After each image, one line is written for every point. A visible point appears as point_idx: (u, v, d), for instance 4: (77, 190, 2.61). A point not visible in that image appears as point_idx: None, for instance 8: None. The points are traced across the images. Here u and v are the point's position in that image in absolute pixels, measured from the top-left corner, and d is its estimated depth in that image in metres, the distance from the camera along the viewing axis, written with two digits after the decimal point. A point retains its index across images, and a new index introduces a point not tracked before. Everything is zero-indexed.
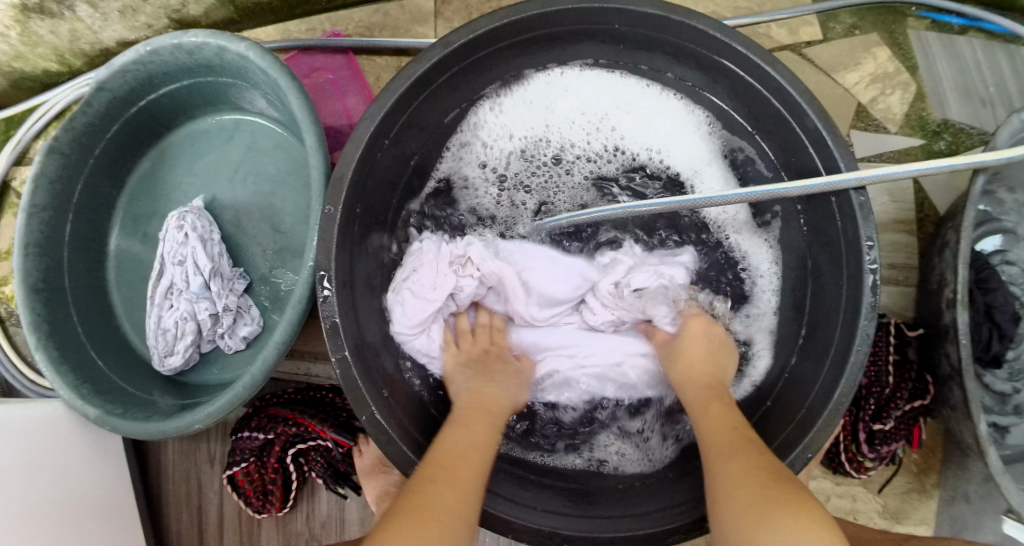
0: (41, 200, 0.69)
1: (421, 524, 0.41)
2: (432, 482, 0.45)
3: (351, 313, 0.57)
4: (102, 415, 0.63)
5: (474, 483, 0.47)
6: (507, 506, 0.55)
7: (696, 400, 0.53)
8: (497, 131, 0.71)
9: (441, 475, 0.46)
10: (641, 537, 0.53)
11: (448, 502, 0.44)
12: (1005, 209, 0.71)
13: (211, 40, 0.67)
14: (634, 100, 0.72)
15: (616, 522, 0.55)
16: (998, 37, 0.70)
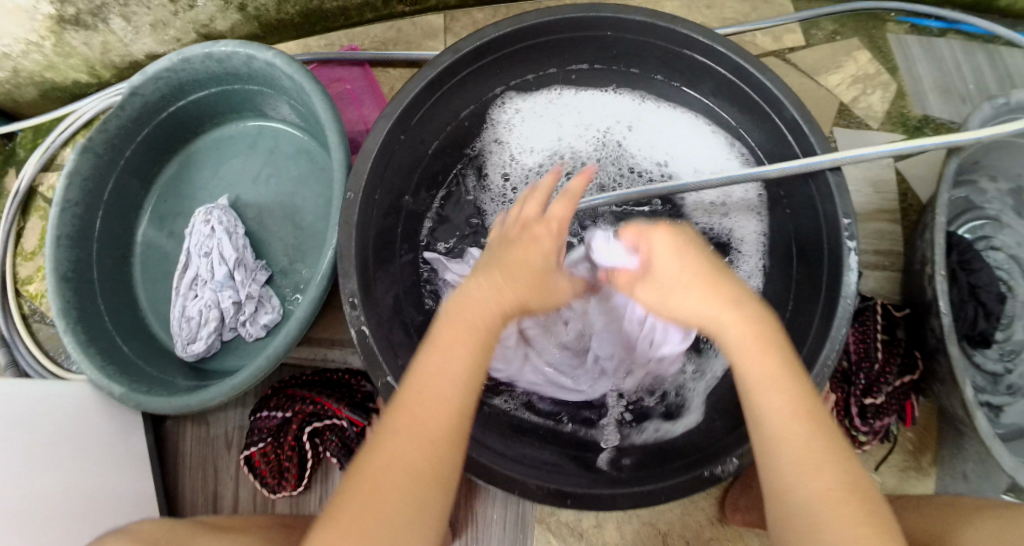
0: (74, 196, 0.73)
1: (372, 499, 0.38)
2: (393, 439, 0.40)
3: (369, 293, 0.61)
4: (128, 392, 0.66)
5: (451, 440, 0.40)
6: (510, 465, 0.55)
7: (749, 358, 0.42)
8: (513, 141, 0.78)
9: (405, 422, 0.40)
10: (642, 492, 0.52)
11: (409, 468, 0.39)
12: (988, 197, 0.76)
13: (240, 50, 0.72)
14: (639, 113, 0.78)
15: (620, 481, 0.54)
16: (976, 38, 0.77)
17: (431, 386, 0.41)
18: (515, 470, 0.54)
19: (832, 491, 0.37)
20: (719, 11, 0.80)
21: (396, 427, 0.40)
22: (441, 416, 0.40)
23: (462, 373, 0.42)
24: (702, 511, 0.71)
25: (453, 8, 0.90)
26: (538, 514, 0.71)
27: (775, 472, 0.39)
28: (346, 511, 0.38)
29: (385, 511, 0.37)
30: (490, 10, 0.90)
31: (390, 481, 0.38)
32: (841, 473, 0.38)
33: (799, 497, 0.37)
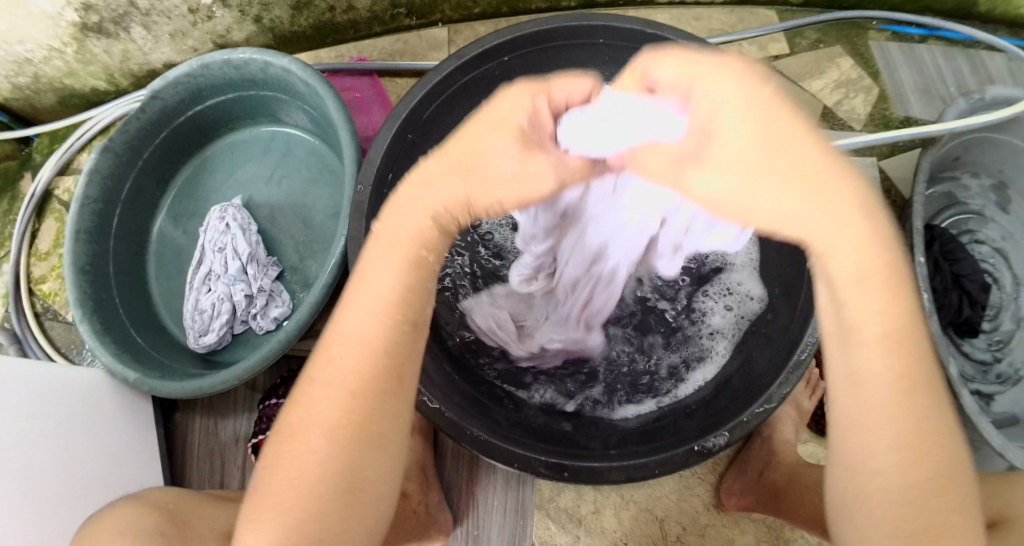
0: (93, 193, 0.76)
1: (295, 440, 0.39)
2: (315, 386, 0.39)
3: None
4: (142, 377, 0.69)
5: (365, 386, 0.39)
6: (512, 439, 0.57)
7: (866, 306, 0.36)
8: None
9: (323, 370, 0.39)
10: (636, 465, 0.54)
11: (327, 411, 0.39)
12: (971, 193, 0.80)
13: (257, 56, 0.76)
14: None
15: (614, 454, 0.57)
16: (958, 44, 0.82)
17: (348, 330, 0.40)
18: (515, 446, 0.56)
19: (915, 477, 0.36)
20: (708, 22, 0.86)
21: (318, 377, 0.40)
22: (357, 369, 0.39)
23: (387, 315, 0.39)
24: (698, 497, 0.72)
25: (456, 21, 0.95)
26: (538, 500, 0.72)
27: (857, 428, 0.37)
28: (275, 460, 0.39)
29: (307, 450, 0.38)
30: (493, 23, 0.95)
31: (307, 440, 0.38)
32: (934, 459, 0.36)
33: (871, 468, 0.37)
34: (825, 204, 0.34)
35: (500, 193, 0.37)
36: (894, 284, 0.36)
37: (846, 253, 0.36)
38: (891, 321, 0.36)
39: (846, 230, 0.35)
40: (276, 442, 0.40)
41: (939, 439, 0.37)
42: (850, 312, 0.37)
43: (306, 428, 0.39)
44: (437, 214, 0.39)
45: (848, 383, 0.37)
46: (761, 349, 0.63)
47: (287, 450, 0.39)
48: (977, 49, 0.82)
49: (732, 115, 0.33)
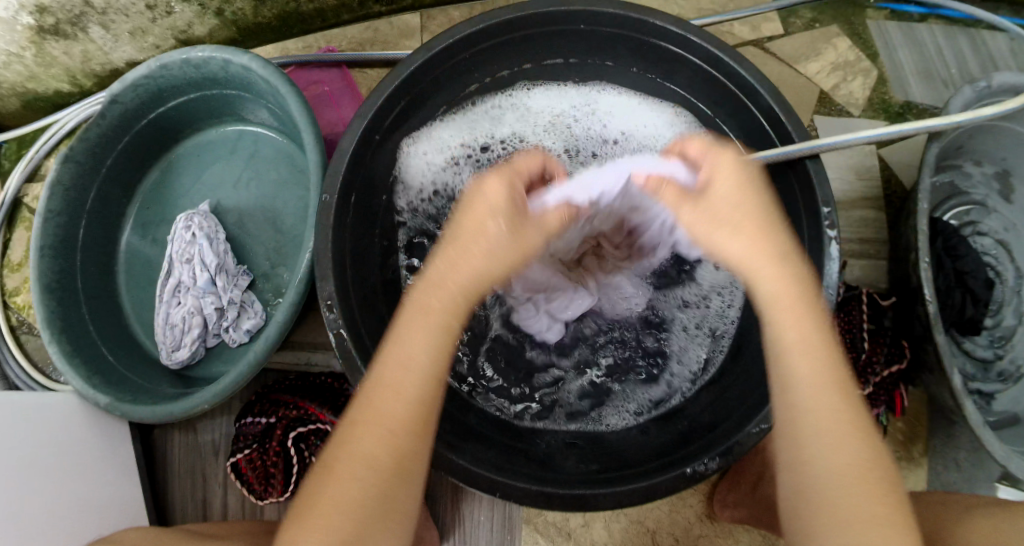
0: (56, 205, 0.73)
1: (337, 472, 0.41)
2: (359, 421, 0.42)
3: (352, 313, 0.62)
4: (114, 401, 0.67)
5: (416, 421, 0.42)
6: (497, 468, 0.54)
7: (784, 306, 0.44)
8: (465, 133, 0.78)
9: (367, 417, 0.42)
10: (630, 491, 0.52)
11: (372, 446, 0.41)
12: (974, 181, 0.76)
13: (217, 55, 0.72)
14: (594, 100, 0.80)
15: (605, 479, 0.54)
16: (958, 21, 0.76)
17: (396, 368, 0.43)
18: (499, 474, 0.54)
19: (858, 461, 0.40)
20: (696, 1, 0.80)
21: (373, 407, 0.42)
22: (403, 407, 0.42)
23: (431, 347, 0.43)
24: (690, 508, 0.71)
25: (429, 6, 0.87)
26: (525, 514, 0.71)
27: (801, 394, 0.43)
28: (321, 495, 0.40)
29: (354, 484, 0.40)
30: (467, 8, 0.87)
31: (357, 472, 0.40)
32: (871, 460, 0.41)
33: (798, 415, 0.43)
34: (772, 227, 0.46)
35: (508, 249, 0.45)
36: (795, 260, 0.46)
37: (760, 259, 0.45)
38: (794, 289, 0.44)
39: (777, 257, 0.45)
40: (317, 477, 0.42)
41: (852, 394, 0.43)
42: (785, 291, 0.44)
43: (358, 478, 0.40)
44: (469, 274, 0.44)
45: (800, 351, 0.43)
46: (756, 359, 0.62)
47: (334, 484, 0.40)
48: (976, 28, 0.76)
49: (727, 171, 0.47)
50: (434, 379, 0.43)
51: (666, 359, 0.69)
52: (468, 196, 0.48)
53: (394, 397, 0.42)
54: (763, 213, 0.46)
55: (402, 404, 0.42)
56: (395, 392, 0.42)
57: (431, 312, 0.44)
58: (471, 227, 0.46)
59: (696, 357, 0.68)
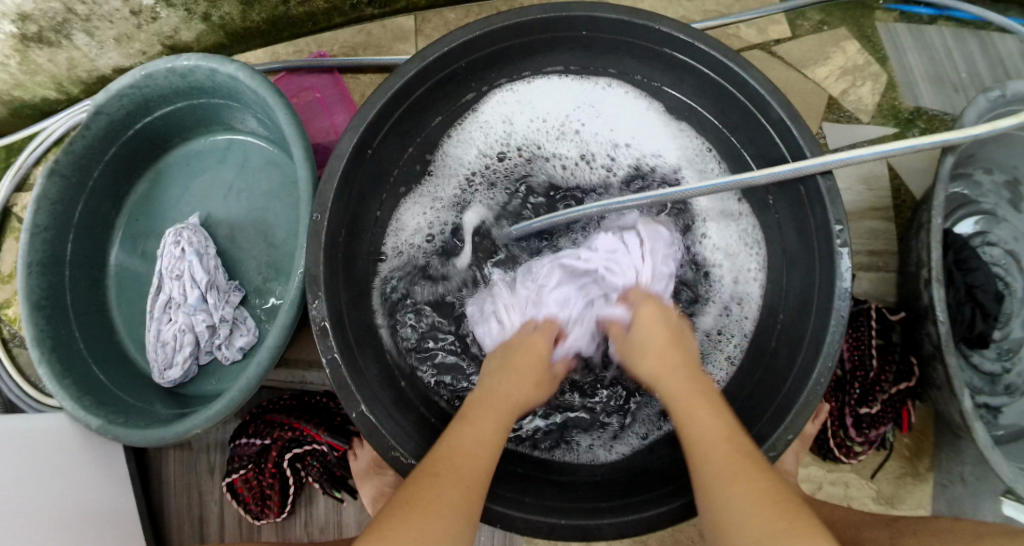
0: (43, 220, 0.72)
1: (424, 517, 0.43)
2: (437, 475, 0.46)
3: (346, 338, 0.60)
4: (105, 424, 0.66)
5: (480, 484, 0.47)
6: (505, 499, 0.54)
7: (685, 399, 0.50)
8: (471, 141, 0.75)
9: (448, 473, 0.46)
10: (638, 522, 0.52)
11: (455, 497, 0.45)
12: (984, 191, 0.74)
13: (203, 64, 0.70)
14: (597, 98, 0.76)
15: (614, 508, 0.54)
16: (968, 24, 0.74)
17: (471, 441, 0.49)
18: (498, 503, 0.53)
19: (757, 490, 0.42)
20: (700, 3, 0.77)
21: (455, 468, 0.47)
22: (477, 474, 0.47)
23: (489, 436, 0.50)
24: (693, 527, 0.70)
25: (424, 8, 0.84)
26: None
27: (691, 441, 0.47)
28: (403, 527, 0.42)
29: (435, 528, 0.42)
30: (463, 10, 0.84)
31: (444, 515, 0.43)
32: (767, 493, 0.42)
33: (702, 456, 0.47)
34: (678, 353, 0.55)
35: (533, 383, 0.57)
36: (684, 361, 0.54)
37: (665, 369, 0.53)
38: (694, 383, 0.51)
39: (670, 366, 0.53)
40: (399, 511, 0.43)
41: (738, 432, 0.47)
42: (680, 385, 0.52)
43: (449, 523, 0.43)
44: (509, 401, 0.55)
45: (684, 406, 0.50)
46: (772, 385, 0.62)
47: (414, 521, 0.42)
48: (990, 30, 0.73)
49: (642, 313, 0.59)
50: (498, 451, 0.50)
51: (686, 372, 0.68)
52: (510, 341, 0.60)
53: (471, 460, 0.48)
54: (674, 341, 0.56)
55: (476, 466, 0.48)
56: (472, 457, 0.48)
57: (493, 406, 0.53)
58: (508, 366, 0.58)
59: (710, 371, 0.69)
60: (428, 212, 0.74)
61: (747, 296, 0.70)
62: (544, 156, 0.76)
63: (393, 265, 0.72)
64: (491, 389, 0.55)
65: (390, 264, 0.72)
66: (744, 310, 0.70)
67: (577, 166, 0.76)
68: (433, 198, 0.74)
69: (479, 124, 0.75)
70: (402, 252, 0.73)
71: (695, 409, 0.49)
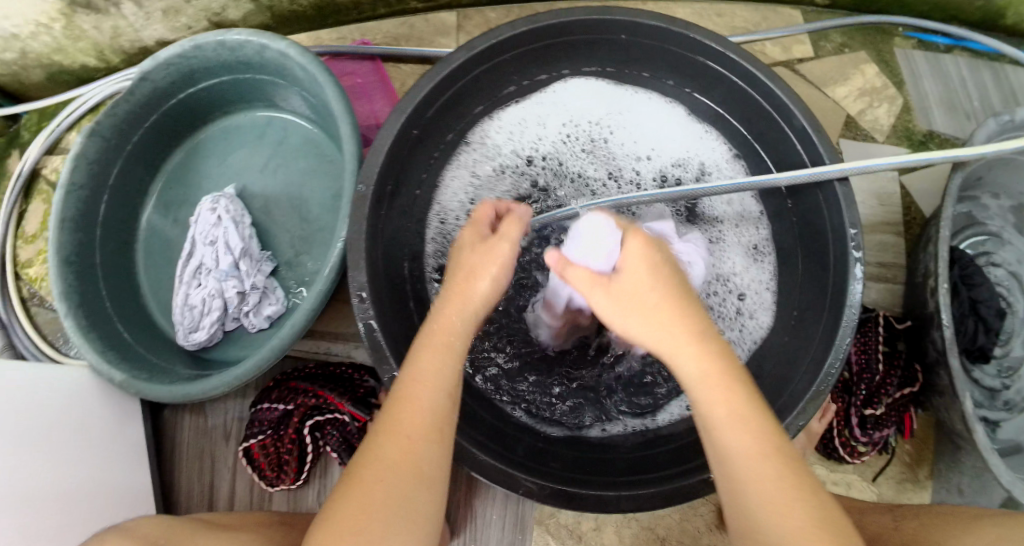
0: (79, 179, 0.73)
1: (361, 486, 0.42)
2: (377, 435, 0.44)
3: (382, 310, 0.62)
4: (128, 379, 0.67)
5: (425, 433, 0.44)
6: (521, 468, 0.56)
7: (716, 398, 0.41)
8: (503, 130, 0.79)
9: (388, 425, 0.44)
10: (657, 495, 0.53)
11: (392, 455, 0.43)
12: (990, 214, 0.78)
13: (253, 39, 0.72)
14: (626, 103, 0.80)
15: (631, 482, 0.55)
16: (982, 56, 0.78)
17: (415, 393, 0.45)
18: (517, 470, 0.55)
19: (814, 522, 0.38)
20: (730, 20, 0.82)
21: (399, 425, 0.44)
22: (422, 424, 0.44)
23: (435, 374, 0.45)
24: (701, 517, 0.73)
25: (466, 6, 0.88)
26: (538, 515, 0.73)
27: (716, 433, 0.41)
28: (344, 496, 0.42)
29: (372, 494, 0.41)
30: (503, 11, 0.87)
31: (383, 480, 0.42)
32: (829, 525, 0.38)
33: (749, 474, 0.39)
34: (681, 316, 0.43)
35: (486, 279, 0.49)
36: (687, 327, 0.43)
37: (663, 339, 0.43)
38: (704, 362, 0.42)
39: (675, 335, 0.43)
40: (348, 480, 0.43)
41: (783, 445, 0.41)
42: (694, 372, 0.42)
43: (387, 486, 0.42)
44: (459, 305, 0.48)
45: (701, 391, 0.42)
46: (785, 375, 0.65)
47: (350, 492, 0.42)
48: (1002, 62, 0.78)
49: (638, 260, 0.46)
50: (450, 394, 0.46)
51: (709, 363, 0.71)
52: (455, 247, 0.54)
53: (413, 410, 0.44)
54: (671, 289, 0.45)
55: (421, 417, 0.44)
56: (412, 405, 0.44)
57: (433, 337, 0.47)
58: (453, 273, 0.51)
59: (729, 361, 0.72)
60: (463, 198, 0.77)
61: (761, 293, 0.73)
62: (572, 155, 0.80)
63: (427, 248, 0.75)
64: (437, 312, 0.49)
65: (428, 245, 0.75)
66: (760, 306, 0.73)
67: (602, 171, 0.80)
68: (471, 184, 0.78)
69: (515, 121, 0.79)
70: (438, 234, 0.76)
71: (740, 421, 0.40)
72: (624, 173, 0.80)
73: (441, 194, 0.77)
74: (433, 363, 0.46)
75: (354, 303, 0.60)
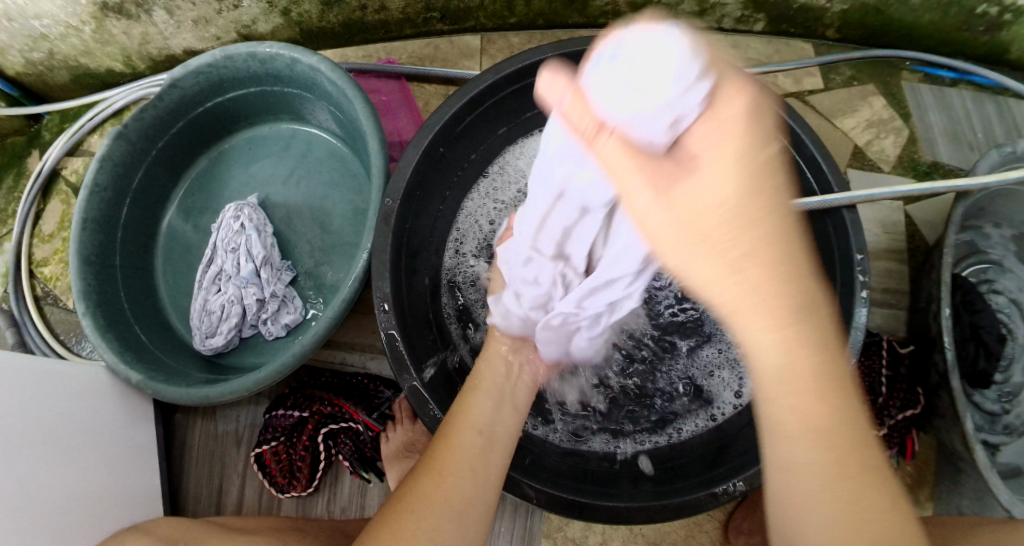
0: (103, 180, 0.74)
1: (398, 513, 0.45)
2: (417, 472, 0.48)
3: (405, 321, 0.63)
4: (145, 380, 0.67)
5: (458, 469, 0.47)
6: (535, 478, 0.56)
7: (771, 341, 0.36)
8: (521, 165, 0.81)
9: (426, 462, 0.48)
10: (666, 511, 0.54)
11: (429, 491, 0.45)
12: (992, 242, 0.80)
13: (285, 52, 0.74)
14: None
15: (642, 495, 0.56)
16: (986, 90, 0.81)
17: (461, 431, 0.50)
18: (516, 472, 0.56)
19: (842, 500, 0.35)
20: (743, 51, 0.85)
21: (442, 463, 0.47)
22: (457, 461, 0.47)
23: (474, 420, 0.51)
24: (705, 533, 0.74)
25: (489, 29, 0.90)
26: (545, 528, 0.74)
27: (782, 425, 0.37)
28: (380, 524, 0.45)
29: (404, 523, 0.44)
30: (526, 34, 0.90)
31: (415, 511, 0.44)
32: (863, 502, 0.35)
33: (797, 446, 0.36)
34: (792, 271, 0.35)
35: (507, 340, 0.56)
36: (781, 263, 0.35)
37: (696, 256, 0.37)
38: (794, 321, 0.35)
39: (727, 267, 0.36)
40: (388, 513, 0.45)
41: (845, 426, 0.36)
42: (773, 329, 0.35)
43: (417, 518, 0.44)
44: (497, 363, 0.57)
45: (778, 384, 0.36)
46: None
47: (387, 520, 0.44)
48: (1004, 96, 0.80)
49: (728, 132, 0.35)
50: (482, 434, 0.50)
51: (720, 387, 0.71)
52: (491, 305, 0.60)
53: (449, 449, 0.48)
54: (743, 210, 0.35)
55: (455, 453, 0.48)
56: (448, 444, 0.48)
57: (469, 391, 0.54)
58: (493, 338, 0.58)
59: None
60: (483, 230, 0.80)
61: None
62: None
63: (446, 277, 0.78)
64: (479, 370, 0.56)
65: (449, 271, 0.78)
66: None
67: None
68: (494, 209, 0.80)
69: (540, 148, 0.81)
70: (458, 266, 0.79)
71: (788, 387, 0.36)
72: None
73: (460, 217, 0.79)
74: (475, 410, 0.52)
75: (376, 314, 0.61)
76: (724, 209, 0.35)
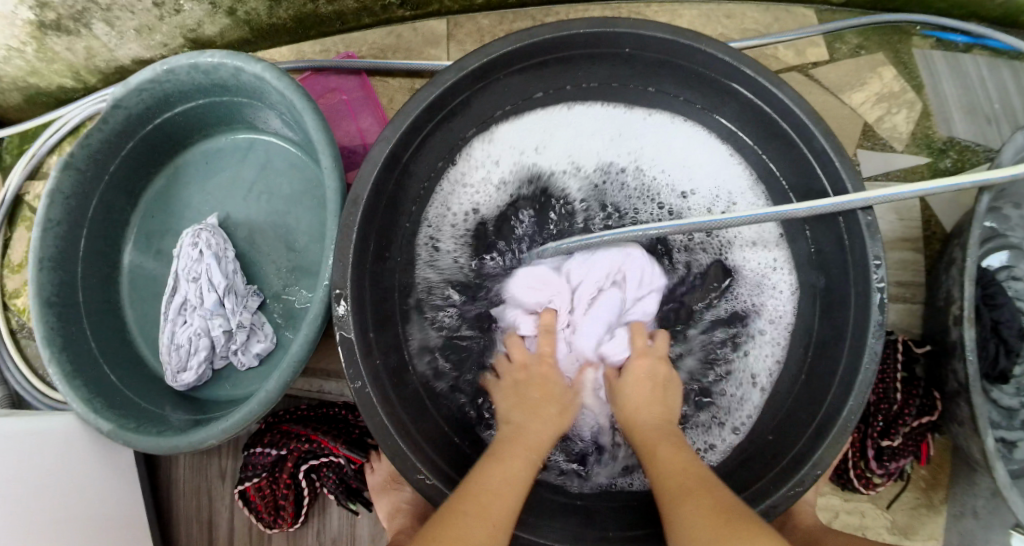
0: (56, 214, 0.70)
1: None
2: (461, 515, 0.46)
3: (371, 358, 0.58)
4: (114, 428, 0.64)
5: (503, 526, 0.46)
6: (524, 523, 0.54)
7: (644, 439, 0.53)
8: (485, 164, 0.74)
9: (475, 511, 0.46)
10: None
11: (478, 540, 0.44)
12: (1012, 224, 0.74)
13: (229, 61, 0.67)
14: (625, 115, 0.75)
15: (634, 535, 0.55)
16: (1003, 54, 0.72)
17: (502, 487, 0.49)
18: None
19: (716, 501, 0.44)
20: (738, 21, 0.76)
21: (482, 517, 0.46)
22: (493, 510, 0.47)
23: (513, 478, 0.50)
24: None
25: (455, 13, 0.82)
26: None
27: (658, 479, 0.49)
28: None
29: None
30: (496, 16, 0.82)
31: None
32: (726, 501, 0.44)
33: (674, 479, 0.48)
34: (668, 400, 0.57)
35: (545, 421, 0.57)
36: (660, 393, 0.57)
37: (616, 392, 0.58)
38: (664, 427, 0.54)
39: (635, 403, 0.56)
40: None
41: (699, 467, 0.49)
42: (642, 422, 0.54)
43: None
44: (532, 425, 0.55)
45: (648, 451, 0.52)
46: (801, 418, 0.60)
47: None
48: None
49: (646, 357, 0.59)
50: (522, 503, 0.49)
51: (717, 398, 0.67)
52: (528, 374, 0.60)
53: (496, 503, 0.47)
54: (655, 387, 0.57)
55: (500, 509, 0.47)
56: (488, 496, 0.47)
57: (517, 446, 0.52)
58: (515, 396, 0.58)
59: (741, 393, 0.67)
60: (456, 242, 0.73)
61: (777, 319, 0.67)
62: (567, 170, 0.75)
63: (419, 302, 0.72)
64: (520, 427, 0.54)
65: (424, 282, 0.73)
66: (771, 334, 0.67)
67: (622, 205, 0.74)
68: (466, 208, 0.74)
69: (515, 138, 0.74)
70: (433, 287, 0.73)
71: (657, 450, 0.51)
72: (640, 213, 0.74)
73: (430, 221, 0.73)
74: (522, 467, 0.51)
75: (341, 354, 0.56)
76: (618, 375, 0.59)
